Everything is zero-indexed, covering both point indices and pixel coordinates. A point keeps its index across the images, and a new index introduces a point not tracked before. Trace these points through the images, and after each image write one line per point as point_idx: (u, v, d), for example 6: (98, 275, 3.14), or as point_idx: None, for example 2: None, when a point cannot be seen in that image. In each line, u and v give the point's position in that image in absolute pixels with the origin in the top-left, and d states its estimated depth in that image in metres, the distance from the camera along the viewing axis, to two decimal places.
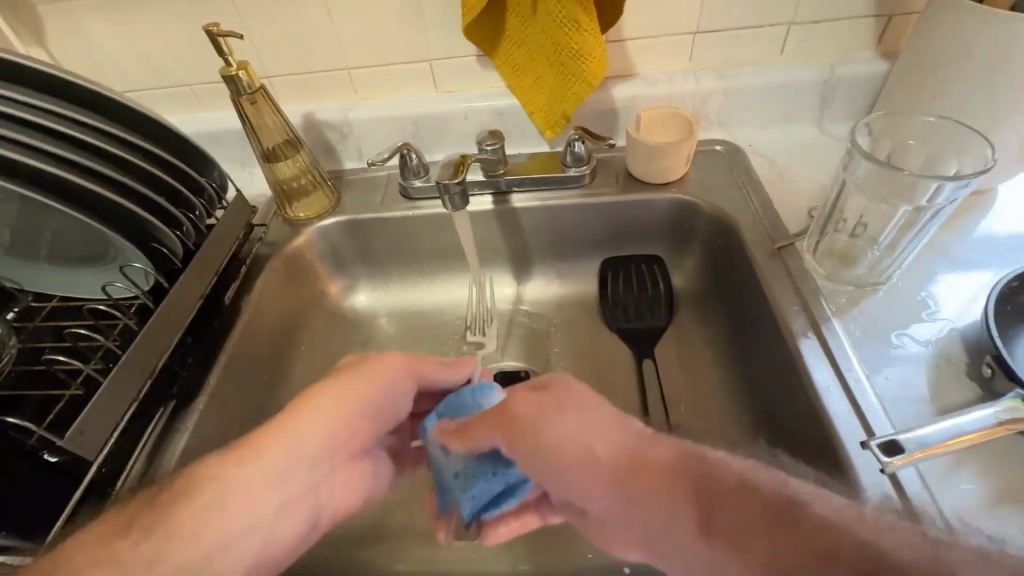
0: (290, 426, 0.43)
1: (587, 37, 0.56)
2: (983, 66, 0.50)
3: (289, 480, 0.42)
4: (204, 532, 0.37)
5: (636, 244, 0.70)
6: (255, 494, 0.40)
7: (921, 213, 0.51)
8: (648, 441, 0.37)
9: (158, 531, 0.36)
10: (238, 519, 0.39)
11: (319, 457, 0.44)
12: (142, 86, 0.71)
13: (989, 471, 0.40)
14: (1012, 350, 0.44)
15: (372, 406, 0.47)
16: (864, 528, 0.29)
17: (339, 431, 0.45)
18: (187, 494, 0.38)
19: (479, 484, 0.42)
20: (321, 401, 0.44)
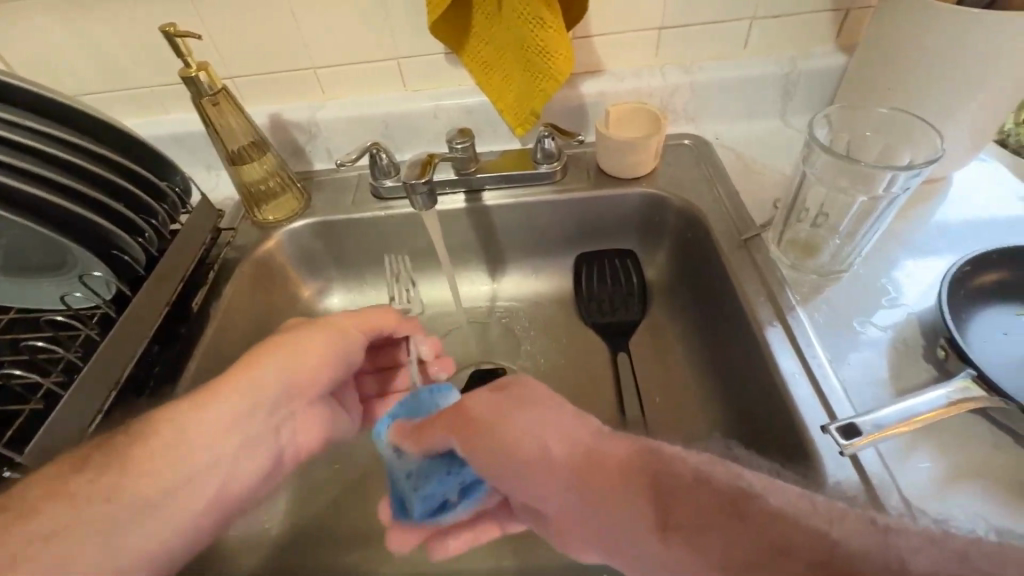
0: (252, 371, 0.44)
1: (552, 34, 0.57)
2: (932, 58, 0.52)
3: (248, 422, 0.43)
4: (158, 473, 0.38)
5: (609, 238, 0.71)
6: (211, 437, 0.41)
7: (878, 202, 0.52)
8: (604, 437, 0.36)
9: (110, 477, 0.37)
10: (196, 459, 0.40)
11: (278, 401, 0.45)
12: (98, 89, 0.69)
13: (944, 450, 0.41)
14: (964, 332, 0.46)
15: (332, 353, 0.48)
16: (799, 504, 0.30)
17: (298, 376, 0.46)
18: (140, 435, 0.39)
19: (431, 485, 0.43)
20: (284, 347, 0.46)
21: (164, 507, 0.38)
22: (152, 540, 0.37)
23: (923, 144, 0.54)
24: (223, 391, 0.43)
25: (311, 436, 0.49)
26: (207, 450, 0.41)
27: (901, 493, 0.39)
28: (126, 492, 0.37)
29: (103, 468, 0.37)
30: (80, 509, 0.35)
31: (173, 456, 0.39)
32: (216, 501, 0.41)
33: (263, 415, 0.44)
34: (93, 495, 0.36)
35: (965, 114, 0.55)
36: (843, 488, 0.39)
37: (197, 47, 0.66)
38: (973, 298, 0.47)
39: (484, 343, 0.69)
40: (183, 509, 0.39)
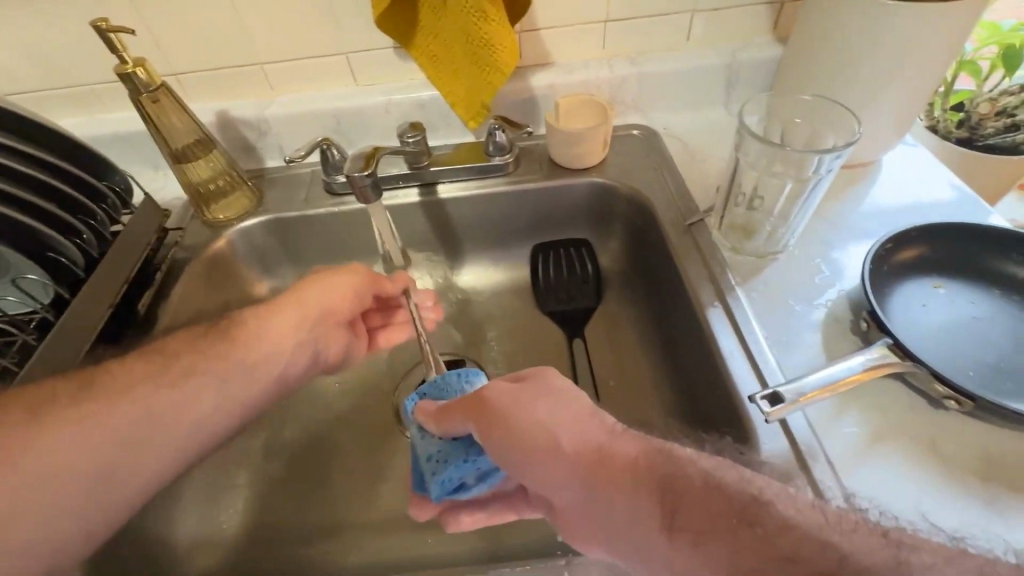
0: (300, 299, 0.51)
1: (495, 27, 0.58)
2: (855, 47, 0.55)
3: (294, 333, 0.50)
4: (221, 370, 0.46)
5: (563, 229, 0.73)
6: (263, 342, 0.48)
7: (805, 184, 0.55)
8: (618, 437, 0.36)
9: (180, 366, 0.44)
10: (253, 358, 0.47)
11: (315, 319, 0.52)
12: (32, 86, 0.67)
13: (868, 415, 0.44)
14: (887, 305, 0.49)
15: (359, 288, 0.56)
16: (809, 513, 0.30)
17: (334, 303, 0.54)
18: (220, 335, 0.47)
19: (450, 469, 0.40)
20: (322, 281, 0.53)
21: (224, 395, 0.46)
22: (207, 422, 0.44)
23: (845, 128, 0.57)
24: (273, 310, 0.50)
25: (339, 344, 0.56)
26: (260, 353, 0.48)
27: (841, 483, 0.40)
28: (192, 382, 0.44)
29: (169, 363, 0.44)
30: (149, 397, 0.42)
31: (236, 358, 0.47)
32: (262, 394, 0.48)
33: (305, 332, 0.51)
34: (162, 386, 0.43)
35: (886, 99, 0.58)
36: (774, 456, 0.42)
37: (136, 44, 0.65)
38: (897, 273, 0.51)
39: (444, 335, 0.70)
40: (236, 400, 0.46)
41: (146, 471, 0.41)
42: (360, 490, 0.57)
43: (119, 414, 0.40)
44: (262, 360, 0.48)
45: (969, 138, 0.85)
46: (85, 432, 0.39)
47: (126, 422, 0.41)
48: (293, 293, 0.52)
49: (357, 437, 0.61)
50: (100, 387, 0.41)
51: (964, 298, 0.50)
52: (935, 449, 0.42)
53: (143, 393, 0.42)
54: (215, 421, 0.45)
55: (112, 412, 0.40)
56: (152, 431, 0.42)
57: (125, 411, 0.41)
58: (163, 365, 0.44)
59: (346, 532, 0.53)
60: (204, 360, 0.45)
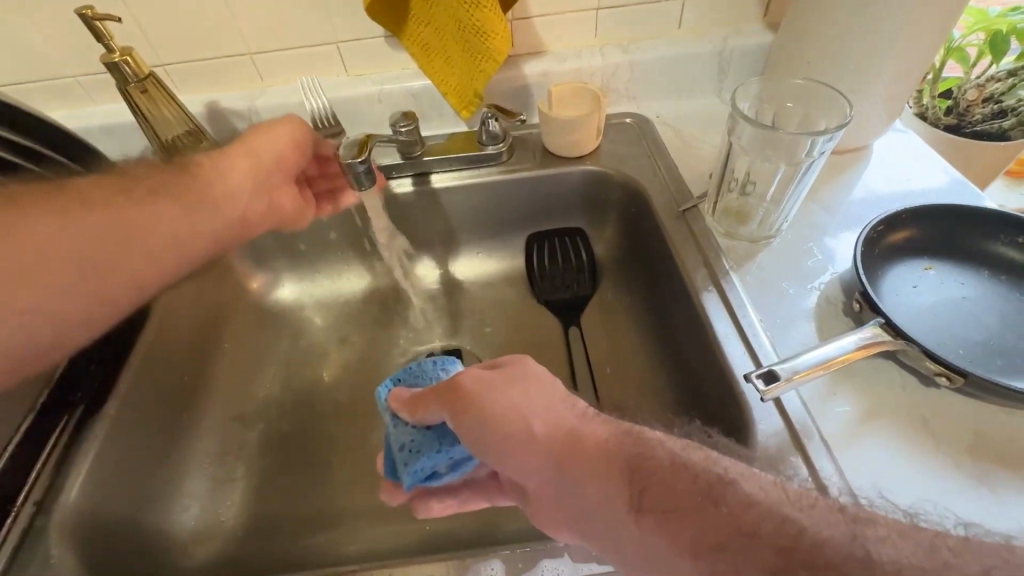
0: (250, 148, 0.53)
1: (486, 14, 0.56)
2: (845, 31, 0.56)
3: (248, 179, 0.52)
4: (179, 196, 0.48)
5: (558, 218, 0.73)
6: (220, 181, 0.51)
7: (797, 167, 0.55)
8: (588, 419, 0.37)
9: (141, 190, 0.47)
10: (211, 194, 0.50)
11: (266, 168, 0.54)
12: (17, 79, 0.66)
13: (858, 393, 0.45)
14: (879, 287, 0.49)
15: (307, 143, 0.57)
16: (771, 489, 0.32)
17: (285, 153, 0.55)
18: (181, 169, 0.50)
19: (423, 459, 0.41)
20: (272, 132, 0.55)
21: (189, 221, 0.49)
22: (171, 247, 0.48)
23: (836, 112, 0.57)
24: (226, 155, 0.52)
25: (291, 201, 0.57)
26: (217, 191, 0.50)
27: (838, 466, 0.41)
28: (154, 205, 0.47)
29: (133, 187, 0.47)
30: (113, 210, 0.45)
31: (195, 192, 0.49)
32: (224, 231, 0.51)
33: (258, 180, 0.53)
34: (127, 205, 0.46)
35: (877, 82, 0.59)
36: (768, 434, 0.42)
37: (122, 35, 0.64)
38: (888, 255, 0.51)
39: (439, 325, 0.70)
40: (199, 230, 0.49)
41: (117, 282, 0.46)
42: (358, 479, 0.57)
43: (87, 222, 0.44)
44: (220, 197, 0.51)
45: (957, 124, 0.86)
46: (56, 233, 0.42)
47: (95, 230, 0.44)
48: (244, 141, 0.53)
49: (354, 428, 0.61)
50: (67, 195, 0.44)
51: (953, 279, 0.50)
52: (927, 427, 0.43)
53: (110, 206, 0.45)
54: (178, 247, 0.48)
55: (80, 218, 0.44)
56: (120, 243, 0.45)
57: (92, 219, 0.44)
58: (129, 189, 0.47)
59: (344, 521, 0.53)
60: (167, 189, 0.48)
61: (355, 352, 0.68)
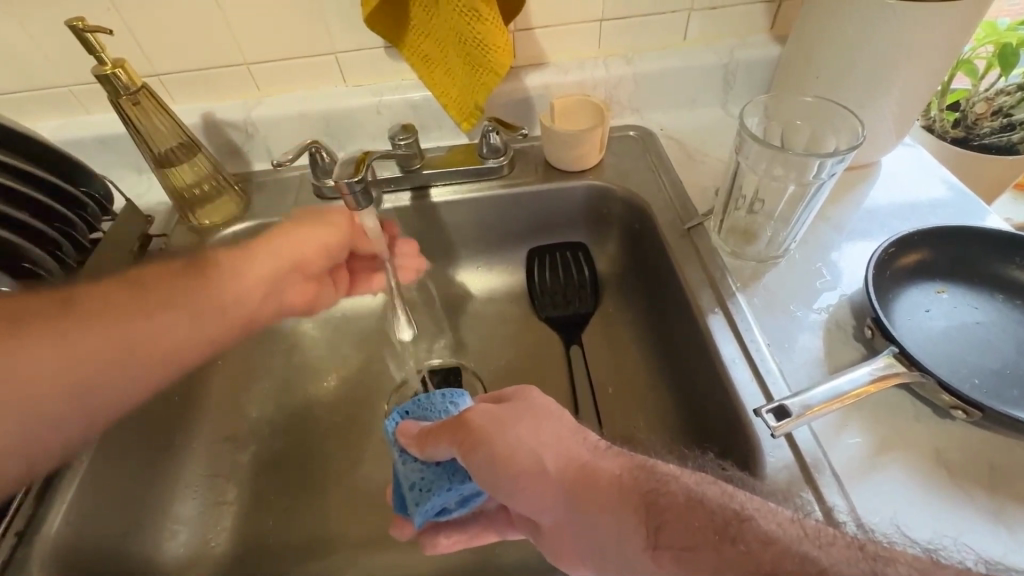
0: (268, 249, 0.47)
1: (489, 27, 0.55)
2: (857, 46, 0.54)
3: (266, 284, 0.47)
4: (192, 307, 0.43)
5: (560, 232, 0.71)
6: (234, 286, 0.45)
7: (807, 188, 0.54)
8: (601, 454, 0.36)
9: (154, 297, 0.42)
10: (217, 298, 0.44)
11: (288, 270, 0.49)
12: (8, 89, 0.64)
13: (871, 423, 0.43)
14: (891, 313, 0.48)
15: (338, 246, 0.52)
16: (788, 527, 0.31)
17: (311, 252, 0.50)
18: (196, 272, 0.44)
19: (434, 498, 0.38)
20: (295, 229, 0.49)
21: (196, 329, 0.43)
22: (173, 361, 0.42)
23: (846, 131, 0.56)
24: (248, 252, 0.47)
25: (308, 296, 0.52)
26: (230, 294, 0.45)
27: (850, 502, 0.39)
28: (164, 313, 0.42)
29: (143, 294, 0.42)
30: (120, 327, 0.40)
31: (201, 295, 0.44)
32: (229, 334, 0.45)
33: (276, 282, 0.48)
34: (134, 317, 0.41)
35: (887, 99, 0.57)
36: (779, 466, 0.41)
37: (115, 45, 0.62)
38: (899, 278, 0.50)
39: (438, 341, 0.68)
40: (207, 337, 0.44)
41: (120, 396, 0.40)
42: (355, 501, 0.56)
43: (97, 337, 0.39)
44: (230, 302, 0.45)
45: (964, 137, 0.84)
46: (64, 350, 0.38)
47: (87, 353, 0.39)
48: (266, 243, 0.48)
49: (349, 449, 0.59)
50: (71, 306, 0.39)
51: (967, 303, 0.49)
52: (942, 457, 0.41)
53: (115, 319, 0.40)
54: (183, 353, 0.43)
55: (86, 337, 0.39)
56: (129, 355, 0.40)
57: (99, 333, 0.39)
58: (127, 296, 0.41)
59: (339, 548, 0.52)
60: (164, 299, 0.42)
61: (351, 370, 0.66)
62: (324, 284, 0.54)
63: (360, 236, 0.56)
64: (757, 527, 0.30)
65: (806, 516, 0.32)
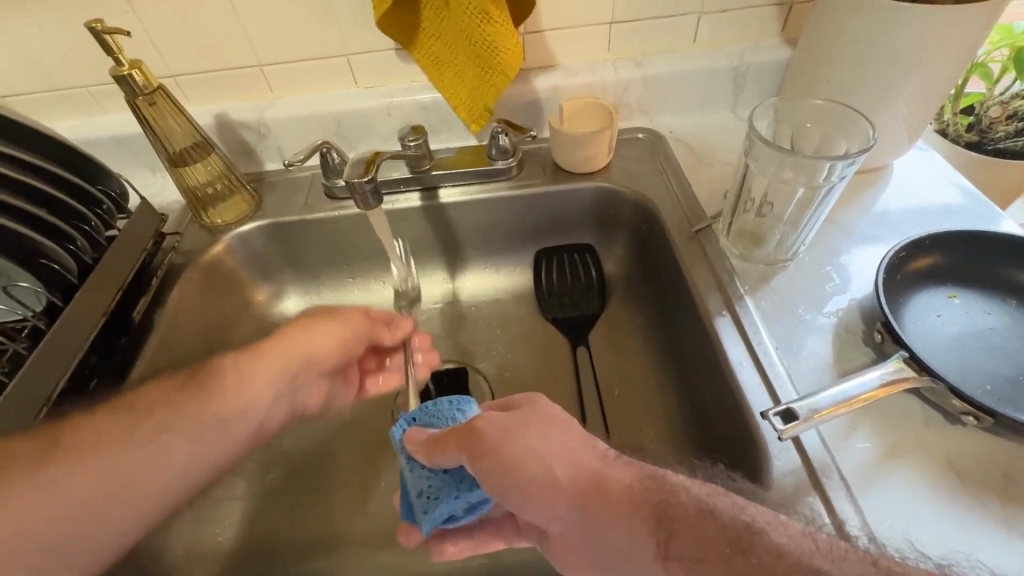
0: (276, 352, 0.48)
1: (499, 29, 0.56)
2: (867, 51, 0.54)
3: (275, 390, 0.48)
4: (196, 427, 0.43)
5: (567, 233, 0.72)
6: (242, 396, 0.46)
7: (816, 191, 0.53)
8: (610, 462, 0.36)
9: (155, 422, 0.42)
10: (226, 411, 0.45)
11: (299, 371, 0.49)
12: (29, 88, 0.66)
13: (880, 430, 0.43)
14: (900, 317, 0.47)
15: (350, 343, 0.53)
16: (800, 540, 0.30)
17: (323, 350, 0.51)
18: (199, 389, 0.44)
19: (442, 505, 0.39)
20: (307, 329, 0.50)
21: (201, 451, 0.43)
22: (176, 485, 0.42)
23: (858, 134, 0.55)
24: (256, 359, 0.47)
25: (320, 394, 0.53)
26: (236, 406, 0.45)
27: (860, 512, 0.39)
28: (166, 438, 0.42)
29: (144, 421, 0.42)
30: (119, 460, 0.40)
31: (210, 410, 0.44)
32: (235, 450, 0.45)
33: (286, 386, 0.49)
34: (133, 449, 0.41)
35: (900, 101, 0.57)
36: (786, 472, 0.41)
37: (132, 46, 0.63)
38: (909, 283, 0.49)
39: (444, 342, 0.69)
40: (212, 459, 0.44)
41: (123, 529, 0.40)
42: (360, 499, 0.56)
43: (93, 474, 0.39)
44: (236, 416, 0.45)
45: (979, 141, 0.83)
46: (68, 487, 0.38)
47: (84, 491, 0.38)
48: (276, 344, 0.48)
49: (355, 445, 0.60)
50: (65, 443, 0.39)
51: (979, 308, 0.48)
52: (954, 465, 0.41)
53: (113, 452, 0.40)
54: (193, 475, 0.43)
55: (80, 475, 0.38)
56: (125, 489, 0.40)
57: (97, 468, 0.39)
58: (128, 420, 0.42)
59: (344, 545, 0.53)
60: (166, 419, 0.42)
61: None
62: (337, 382, 0.55)
63: (375, 329, 0.56)
64: (767, 540, 0.30)
65: (818, 530, 0.32)
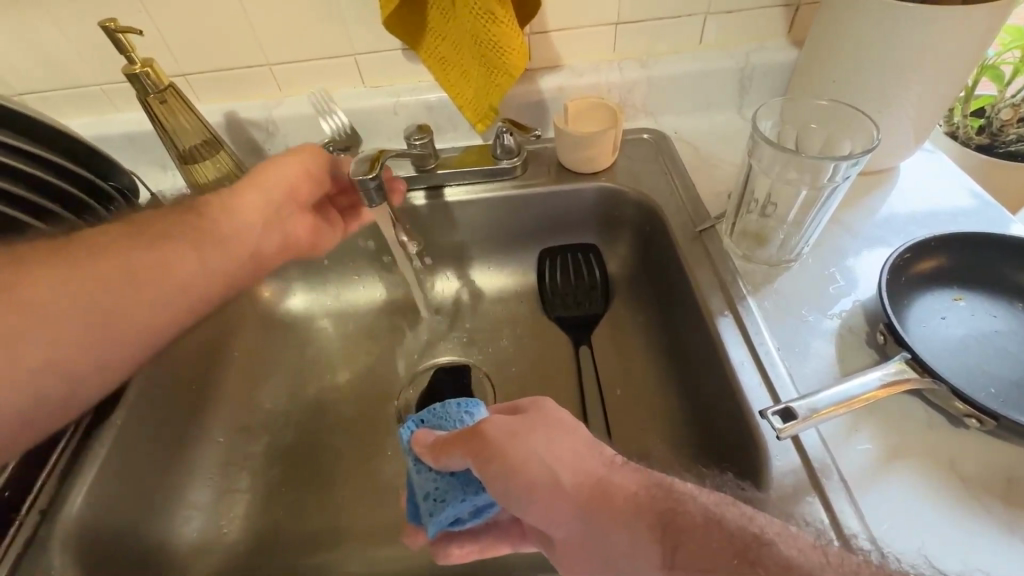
0: (262, 181, 0.51)
1: (504, 29, 0.56)
2: (871, 50, 0.54)
3: (262, 213, 0.51)
4: (195, 238, 0.48)
5: (571, 233, 0.72)
6: (234, 219, 0.50)
7: (820, 191, 0.53)
8: (615, 468, 0.37)
9: (154, 234, 0.46)
10: (222, 232, 0.49)
11: (280, 199, 0.53)
12: (45, 87, 0.67)
13: (882, 432, 0.43)
14: (904, 319, 0.47)
15: (323, 174, 0.56)
16: (810, 553, 0.31)
17: (298, 181, 0.54)
18: (191, 211, 0.49)
19: (448, 509, 0.39)
20: (281, 164, 0.53)
21: (204, 260, 0.48)
22: (188, 286, 0.47)
23: (862, 135, 0.55)
24: (236, 187, 0.51)
25: (307, 229, 0.57)
26: (229, 225, 0.49)
27: (859, 513, 0.38)
28: (170, 246, 0.46)
29: (144, 232, 0.46)
30: (126, 260, 0.44)
31: (206, 228, 0.48)
32: (236, 264, 0.50)
33: (272, 214, 0.52)
34: (139, 250, 0.45)
35: (906, 102, 0.56)
36: (785, 471, 0.41)
37: (144, 45, 0.65)
38: (914, 285, 0.49)
39: (448, 340, 0.69)
40: (215, 267, 0.48)
41: (145, 321, 0.45)
42: (362, 495, 0.56)
43: (104, 271, 0.43)
44: (231, 234, 0.49)
45: (989, 144, 0.82)
46: (83, 280, 0.42)
47: (100, 286, 0.43)
48: (252, 175, 0.52)
49: (358, 441, 0.60)
50: (70, 247, 0.43)
51: (984, 311, 0.48)
52: (955, 467, 0.41)
53: (119, 252, 0.45)
54: (198, 285, 0.47)
55: (92, 269, 0.43)
56: (138, 283, 0.44)
57: (104, 266, 0.43)
58: (129, 233, 0.46)
59: (345, 540, 0.53)
60: (164, 234, 0.47)
61: (362, 366, 0.67)
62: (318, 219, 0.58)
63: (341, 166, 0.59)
64: (776, 551, 0.30)
65: (827, 542, 0.32)
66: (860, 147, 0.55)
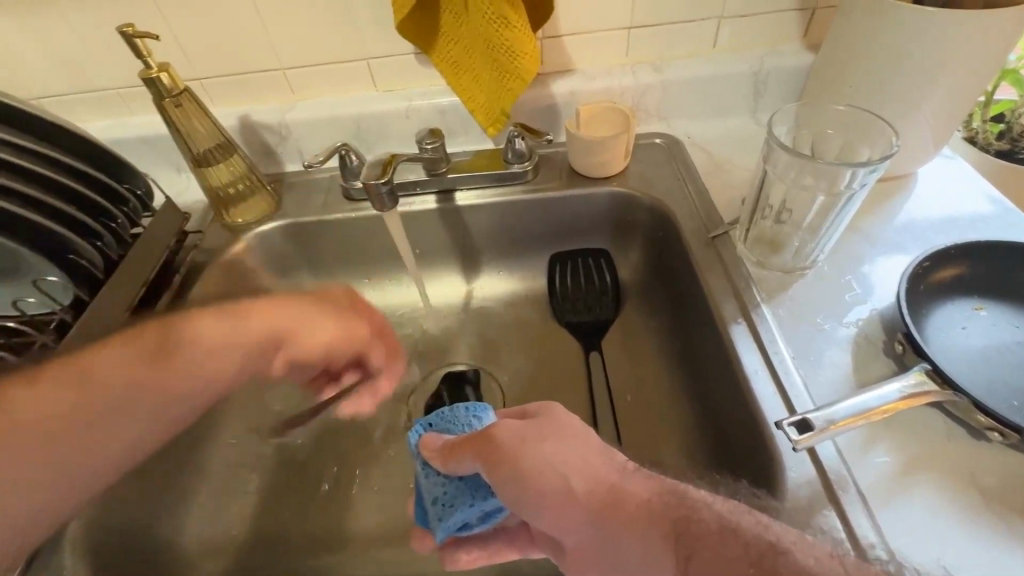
0: (263, 317, 0.50)
1: (517, 33, 0.56)
2: (890, 55, 0.53)
3: (240, 363, 0.49)
4: (154, 381, 0.45)
5: (582, 238, 0.71)
6: (207, 356, 0.47)
7: (837, 198, 0.53)
8: (629, 475, 0.36)
9: (112, 375, 0.43)
10: (189, 370, 0.46)
11: (262, 359, 0.50)
12: (63, 91, 0.68)
13: (901, 444, 0.42)
14: (924, 329, 0.46)
15: (322, 344, 0.54)
16: (828, 561, 0.30)
17: (291, 339, 0.51)
18: (161, 341, 0.46)
19: (457, 513, 0.39)
20: (275, 309, 0.51)
21: (159, 408, 0.45)
22: (135, 435, 0.44)
23: (881, 141, 0.54)
24: (218, 315, 0.48)
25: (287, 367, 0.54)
26: (198, 360, 0.47)
27: (876, 526, 0.38)
28: (126, 391, 0.44)
29: (99, 369, 0.43)
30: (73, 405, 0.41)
31: (175, 369, 0.46)
32: (192, 405, 0.48)
33: (251, 372, 0.50)
34: (93, 395, 0.42)
35: (925, 108, 0.55)
36: (800, 483, 0.40)
37: (161, 50, 0.65)
38: (934, 293, 0.48)
39: (457, 344, 0.69)
40: (167, 411, 0.46)
41: (80, 471, 0.42)
42: (371, 499, 0.56)
43: (49, 422, 0.40)
44: (201, 368, 0.47)
45: (1009, 150, 0.81)
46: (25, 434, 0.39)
47: (43, 437, 0.39)
48: (244, 308, 0.49)
49: (367, 445, 0.60)
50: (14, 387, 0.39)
51: (1007, 321, 0.47)
52: (977, 483, 0.39)
53: (68, 396, 0.41)
54: (147, 431, 0.45)
55: (35, 420, 0.39)
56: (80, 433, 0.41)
57: (46, 415, 0.40)
58: (81, 369, 0.42)
59: (353, 544, 0.53)
60: (122, 371, 0.44)
61: None
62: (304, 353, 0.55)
63: (351, 318, 0.56)
64: (793, 562, 0.29)
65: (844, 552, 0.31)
66: (878, 153, 0.54)
